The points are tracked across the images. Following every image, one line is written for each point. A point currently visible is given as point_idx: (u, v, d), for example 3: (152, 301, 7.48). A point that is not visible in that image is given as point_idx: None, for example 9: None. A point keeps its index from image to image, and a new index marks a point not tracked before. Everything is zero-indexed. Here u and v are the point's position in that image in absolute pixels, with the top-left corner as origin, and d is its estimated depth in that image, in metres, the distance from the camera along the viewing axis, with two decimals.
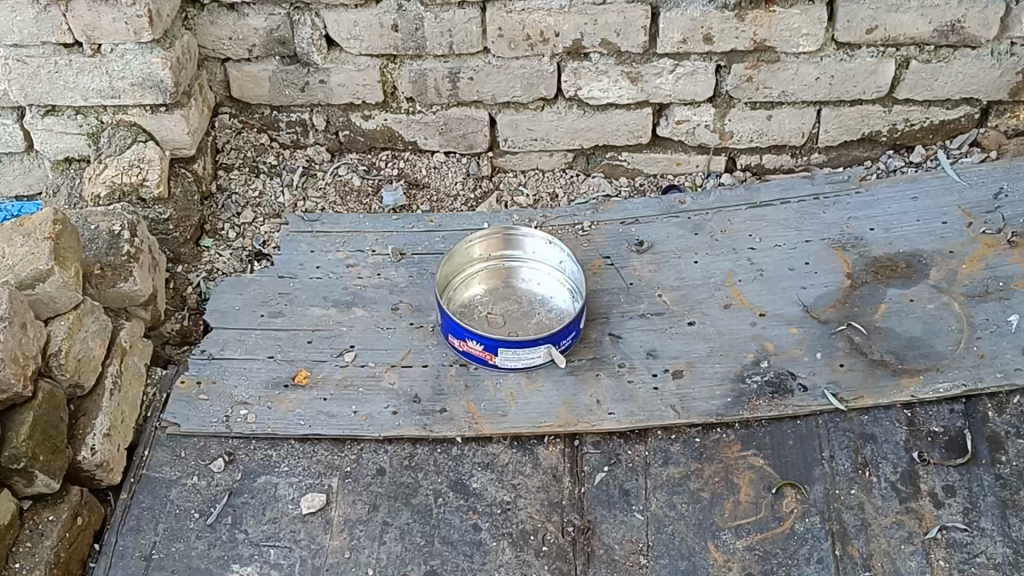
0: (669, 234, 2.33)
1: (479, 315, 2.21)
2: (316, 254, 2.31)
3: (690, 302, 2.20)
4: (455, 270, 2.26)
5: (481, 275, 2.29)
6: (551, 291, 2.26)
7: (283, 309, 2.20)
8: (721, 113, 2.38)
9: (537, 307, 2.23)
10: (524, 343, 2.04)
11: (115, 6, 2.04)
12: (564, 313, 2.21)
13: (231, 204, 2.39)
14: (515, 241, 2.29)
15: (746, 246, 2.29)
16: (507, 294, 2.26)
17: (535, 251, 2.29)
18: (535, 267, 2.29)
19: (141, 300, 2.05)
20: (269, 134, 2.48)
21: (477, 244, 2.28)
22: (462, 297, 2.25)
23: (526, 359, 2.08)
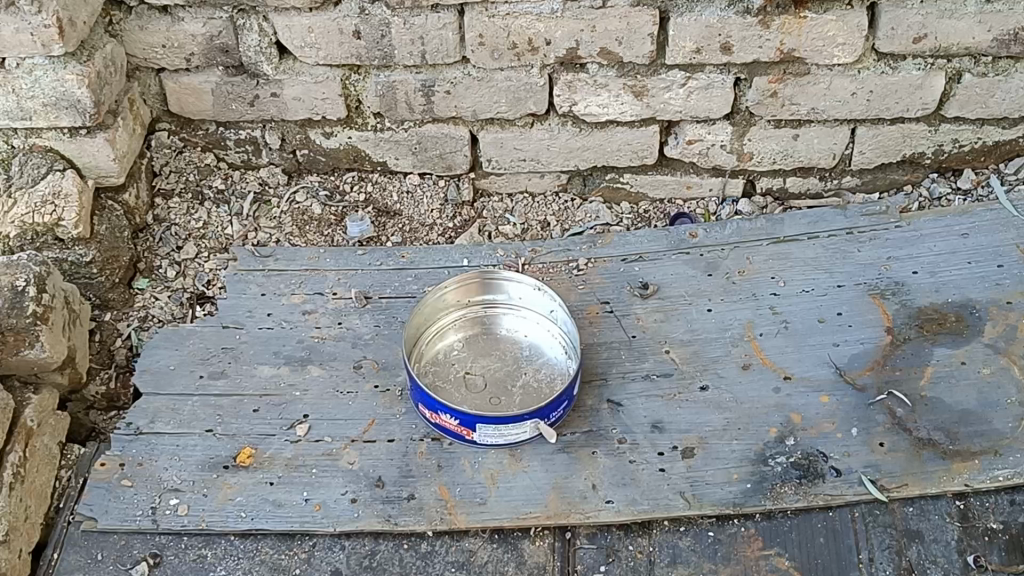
0: (679, 274, 2.01)
1: (455, 375, 1.89)
2: (267, 300, 1.99)
3: (702, 361, 1.89)
4: (427, 320, 1.95)
5: (458, 324, 1.97)
6: (542, 343, 1.94)
7: (227, 368, 1.89)
8: (740, 131, 2.04)
9: (525, 363, 1.91)
10: (506, 419, 1.73)
11: (16, 14, 1.69)
12: (557, 372, 1.89)
13: (170, 237, 2.06)
14: (497, 285, 1.97)
15: (768, 291, 1.96)
16: (490, 346, 1.94)
17: (521, 297, 1.97)
18: (521, 315, 1.97)
19: (54, 366, 1.73)
20: (215, 153, 2.15)
21: (452, 290, 1.96)
22: (436, 352, 1.94)
23: (509, 435, 1.76)
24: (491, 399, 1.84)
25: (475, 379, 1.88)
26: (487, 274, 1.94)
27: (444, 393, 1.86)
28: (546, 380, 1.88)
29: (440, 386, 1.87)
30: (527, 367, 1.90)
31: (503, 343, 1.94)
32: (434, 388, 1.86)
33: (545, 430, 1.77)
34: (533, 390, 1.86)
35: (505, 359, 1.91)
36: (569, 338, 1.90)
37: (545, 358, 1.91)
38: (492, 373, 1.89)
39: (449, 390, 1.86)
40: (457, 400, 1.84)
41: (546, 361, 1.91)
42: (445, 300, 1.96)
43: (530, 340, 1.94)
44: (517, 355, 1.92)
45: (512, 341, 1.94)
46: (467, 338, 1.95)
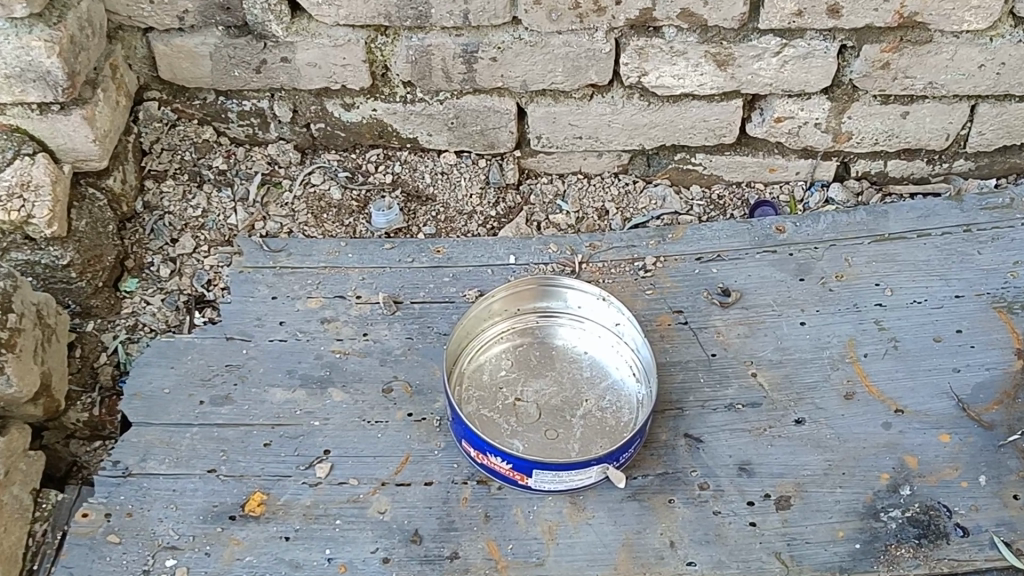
0: (764, 278, 1.70)
1: (503, 401, 1.59)
2: (279, 306, 1.69)
3: (795, 388, 1.59)
4: (470, 332, 1.64)
5: (506, 337, 1.67)
6: (607, 362, 1.64)
7: (233, 392, 1.59)
8: (839, 107, 1.72)
9: (586, 386, 1.61)
10: (570, 466, 1.44)
11: None
12: (625, 399, 1.59)
13: (163, 227, 1.75)
14: (554, 291, 1.67)
15: (872, 301, 1.67)
16: (543, 363, 1.64)
17: (581, 305, 1.67)
18: (580, 327, 1.68)
19: (25, 399, 1.44)
20: (215, 126, 1.84)
21: (501, 297, 1.66)
22: (479, 370, 1.63)
23: (570, 482, 1.47)
24: (547, 431, 1.55)
25: (528, 406, 1.58)
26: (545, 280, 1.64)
27: (491, 423, 1.56)
28: (612, 408, 1.58)
29: (487, 414, 1.57)
30: (589, 391, 1.60)
31: (559, 361, 1.64)
32: (479, 417, 1.57)
33: (613, 475, 1.49)
34: (597, 421, 1.56)
35: (562, 380, 1.61)
36: (642, 358, 1.61)
37: (610, 380, 1.62)
38: (547, 398, 1.59)
39: (497, 420, 1.56)
40: (507, 432, 1.55)
41: (611, 385, 1.61)
42: (493, 308, 1.65)
43: (592, 357, 1.65)
44: (576, 376, 1.62)
45: (570, 358, 1.65)
46: (516, 353, 1.65)
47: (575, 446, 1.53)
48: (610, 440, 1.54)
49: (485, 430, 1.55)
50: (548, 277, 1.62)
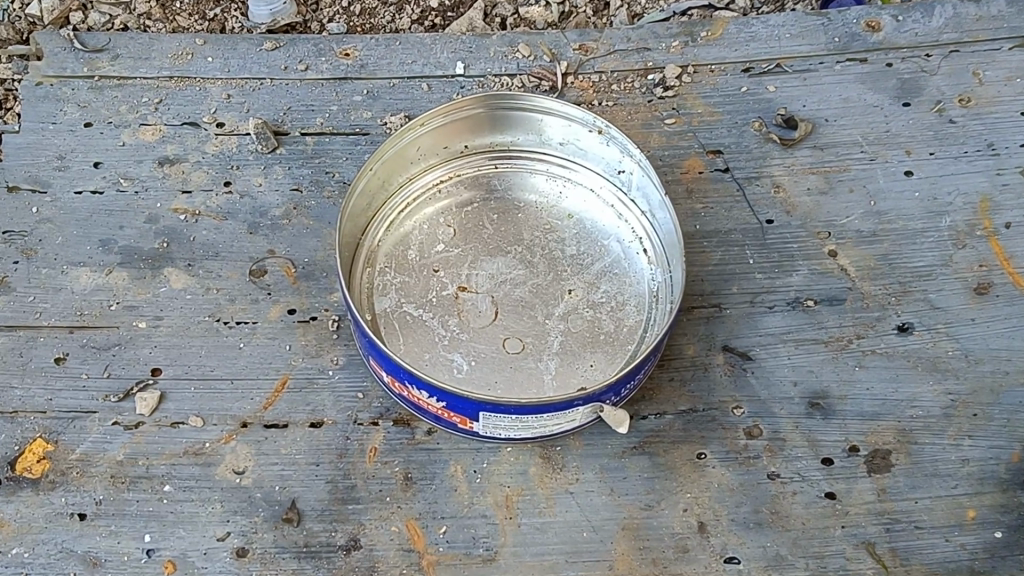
0: (848, 101, 1.10)
1: (437, 293, 1.00)
2: (95, 138, 1.09)
3: (896, 277, 1.02)
4: (387, 182, 1.05)
5: (444, 191, 1.08)
6: (603, 231, 1.06)
7: (10, 276, 1.01)
8: None
9: (570, 269, 1.02)
10: (541, 408, 0.87)
11: None
12: (630, 291, 1.01)
13: None
14: (521, 120, 1.07)
15: (1016, 140, 1.08)
16: (502, 232, 1.05)
17: (561, 143, 1.08)
18: (560, 178, 1.09)
19: None
20: None
21: (438, 127, 1.05)
22: (401, 242, 1.05)
23: (539, 428, 0.91)
24: (506, 344, 0.97)
25: (478, 302, 1.00)
26: (507, 101, 1.04)
27: (419, 329, 0.98)
28: (608, 305, 1.00)
29: (411, 316, 0.99)
30: (574, 278, 1.02)
31: (527, 229, 1.06)
32: (399, 318, 0.99)
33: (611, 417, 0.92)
34: (585, 327, 0.99)
35: (531, 259, 1.03)
36: (661, 226, 1.02)
37: (607, 260, 1.03)
38: (508, 289, 1.01)
39: (428, 323, 0.98)
40: (444, 345, 0.97)
41: (609, 268, 1.03)
42: (424, 147, 1.06)
43: (580, 224, 1.06)
44: (553, 252, 1.04)
45: (544, 224, 1.06)
46: (460, 216, 1.07)
47: (551, 368, 0.95)
48: (605, 357, 0.97)
49: (407, 340, 0.97)
50: (512, 95, 1.02)
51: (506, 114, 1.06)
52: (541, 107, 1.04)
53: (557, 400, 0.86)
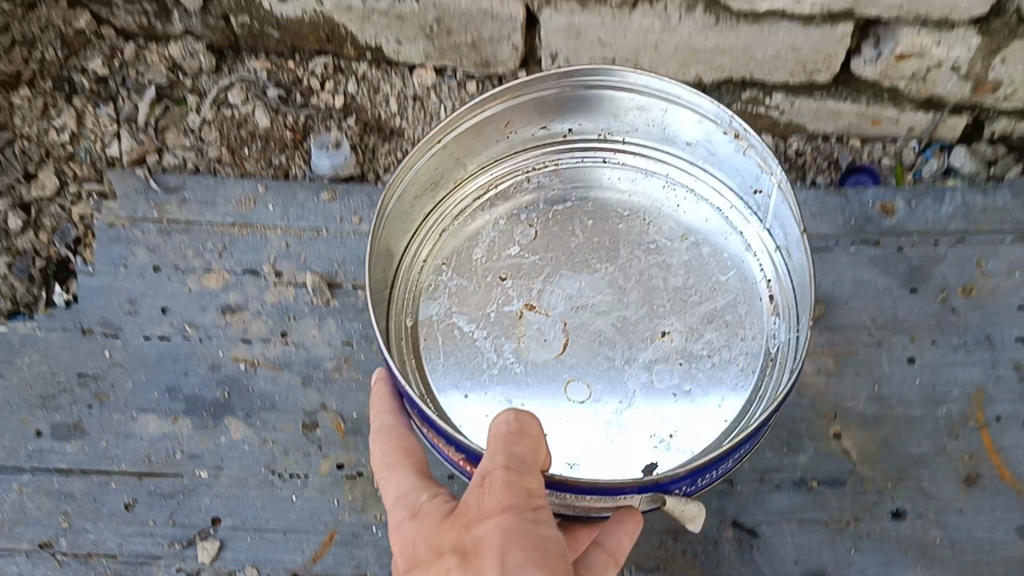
0: (861, 285, 1.19)
1: (498, 309, 1.00)
2: (163, 283, 1.17)
3: (894, 462, 1.10)
4: (435, 181, 1.07)
5: (519, 188, 1.11)
6: (715, 254, 1.04)
7: (85, 420, 1.10)
8: (990, 48, 1.19)
9: (673, 304, 1.00)
10: (598, 491, 0.75)
11: None
12: (752, 335, 0.99)
13: (14, 163, 1.25)
14: (618, 101, 1.04)
15: (1012, 335, 1.16)
16: (594, 238, 1.05)
17: (691, 141, 1.06)
18: (675, 189, 1.09)
19: None
20: (90, 12, 1.26)
21: (518, 109, 1.04)
22: (466, 244, 1.07)
23: (590, 506, 0.79)
24: (569, 386, 0.96)
25: (545, 329, 0.99)
26: (587, 77, 1.00)
27: (468, 349, 0.99)
28: (709, 360, 0.97)
29: (458, 330, 1.00)
30: (672, 318, 0.99)
31: (625, 248, 1.04)
32: (442, 329, 1.01)
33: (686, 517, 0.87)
34: (673, 384, 0.96)
35: (622, 284, 1.02)
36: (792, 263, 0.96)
37: (719, 302, 1.01)
38: (592, 321, 0.99)
39: (481, 345, 0.99)
40: (493, 373, 0.97)
41: (719, 311, 1.00)
42: (489, 131, 1.06)
43: (692, 248, 1.05)
44: (652, 282, 1.02)
45: (645, 230, 1.06)
46: (548, 218, 1.08)
47: (616, 432, 0.93)
48: (680, 425, 0.93)
49: (447, 361, 0.98)
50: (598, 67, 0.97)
51: (586, 95, 1.04)
52: (625, 85, 1.00)
53: (608, 483, 0.74)
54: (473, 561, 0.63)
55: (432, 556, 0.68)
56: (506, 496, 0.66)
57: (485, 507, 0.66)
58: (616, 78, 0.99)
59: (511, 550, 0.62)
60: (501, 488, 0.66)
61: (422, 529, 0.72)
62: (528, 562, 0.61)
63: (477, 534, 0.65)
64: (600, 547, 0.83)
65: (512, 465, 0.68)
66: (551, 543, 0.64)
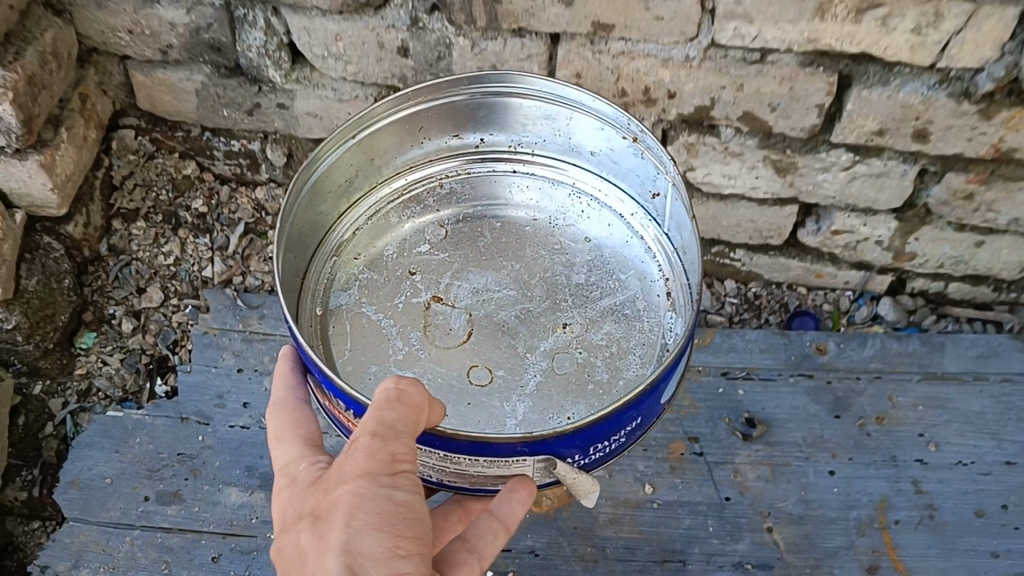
0: (795, 409, 1.49)
1: (405, 300, 1.08)
2: (244, 381, 1.47)
3: (813, 552, 1.37)
4: (351, 180, 1.15)
5: (444, 189, 1.22)
6: (615, 258, 1.14)
7: (182, 489, 1.39)
8: (906, 228, 1.52)
9: (572, 300, 1.09)
10: (478, 449, 0.82)
11: None
12: (642, 336, 1.06)
13: (128, 277, 1.56)
14: (522, 112, 1.14)
15: (913, 456, 1.45)
16: (502, 240, 1.16)
17: (594, 154, 1.16)
18: (582, 203, 1.19)
19: None
20: (198, 161, 1.60)
21: (427, 114, 1.12)
22: (370, 245, 1.16)
23: (484, 470, 0.85)
24: (473, 371, 1.02)
25: (452, 318, 1.06)
26: (490, 84, 1.09)
27: (372, 331, 1.06)
28: (607, 353, 1.04)
29: (366, 319, 1.07)
30: (573, 310, 1.08)
31: (529, 247, 1.15)
32: (354, 318, 1.08)
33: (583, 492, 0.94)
34: (572, 370, 1.03)
35: (526, 280, 1.11)
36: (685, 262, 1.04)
37: (619, 298, 1.10)
38: (490, 309, 1.07)
39: (389, 332, 1.06)
40: (398, 359, 1.03)
41: (617, 308, 1.09)
42: (403, 138, 1.16)
43: (595, 251, 1.15)
44: (557, 280, 1.11)
45: (551, 234, 1.16)
46: (456, 229, 1.17)
47: (514, 411, 0.99)
48: (583, 409, 0.99)
49: (355, 346, 1.05)
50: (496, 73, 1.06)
51: (489, 103, 1.12)
52: (523, 89, 1.09)
53: (482, 437, 0.80)
54: (326, 524, 0.76)
55: (293, 515, 0.80)
56: (366, 460, 0.77)
57: (351, 464, 0.78)
58: (520, 86, 1.09)
59: (360, 508, 0.76)
60: (363, 450, 0.78)
61: (292, 495, 0.83)
62: (372, 531, 0.75)
63: (336, 492, 0.77)
64: (493, 513, 0.89)
65: (380, 431, 0.78)
66: (401, 508, 0.77)
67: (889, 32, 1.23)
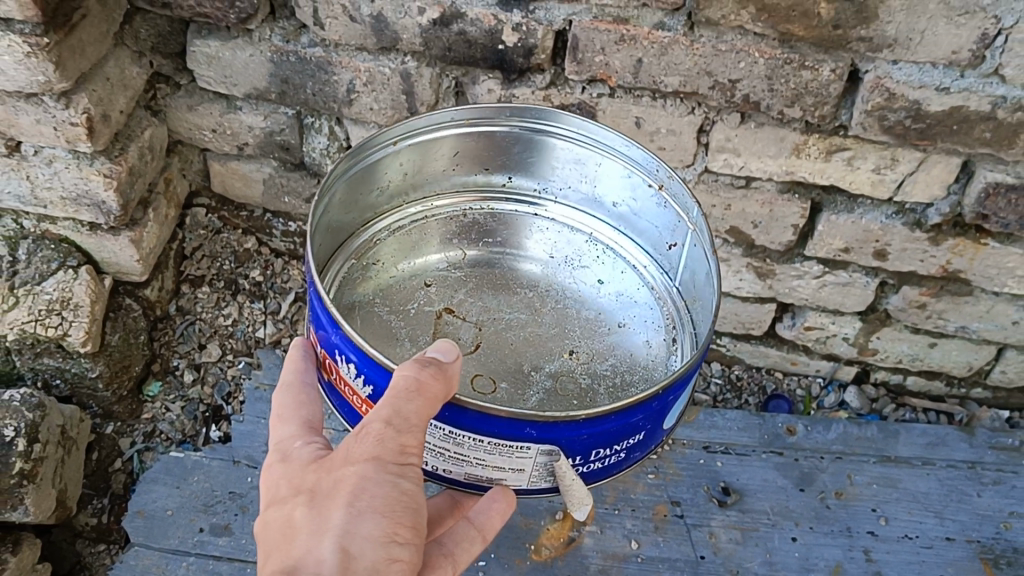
0: (766, 482, 1.69)
1: (419, 308, 1.17)
2: None
3: None
4: (378, 188, 1.21)
5: (465, 220, 1.30)
6: (617, 309, 1.22)
7: (232, 523, 1.57)
8: (869, 328, 1.75)
9: (579, 327, 1.19)
10: (487, 424, 0.83)
11: (39, 107, 1.39)
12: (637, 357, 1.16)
13: (192, 333, 1.77)
14: (552, 154, 1.24)
15: (865, 528, 1.63)
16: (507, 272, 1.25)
17: (616, 203, 1.26)
18: (596, 248, 1.29)
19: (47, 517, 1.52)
20: (257, 237, 1.85)
21: (467, 143, 1.22)
22: (393, 259, 1.23)
23: (484, 459, 0.87)
24: (477, 381, 1.09)
25: (462, 328, 1.15)
26: (531, 121, 1.18)
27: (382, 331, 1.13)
28: (609, 378, 1.12)
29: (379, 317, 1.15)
30: (576, 329, 1.18)
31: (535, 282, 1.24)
32: (367, 319, 1.14)
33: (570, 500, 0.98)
34: (574, 393, 1.10)
35: (537, 307, 1.20)
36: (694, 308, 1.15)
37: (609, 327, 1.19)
38: (501, 326, 1.16)
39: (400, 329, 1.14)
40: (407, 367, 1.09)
41: (616, 339, 1.18)
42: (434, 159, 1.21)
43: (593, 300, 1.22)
44: (567, 311, 1.20)
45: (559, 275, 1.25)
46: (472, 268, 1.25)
47: None
48: None
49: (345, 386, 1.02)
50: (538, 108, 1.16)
51: (526, 137, 1.21)
52: (559, 129, 1.19)
53: (496, 412, 0.82)
54: (329, 500, 0.84)
55: (295, 486, 0.87)
56: (375, 446, 0.83)
57: (362, 448, 0.84)
58: (557, 124, 1.19)
59: (366, 489, 0.83)
60: (373, 435, 0.83)
61: (291, 470, 0.89)
62: (374, 514, 0.83)
63: (343, 471, 0.84)
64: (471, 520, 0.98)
65: (393, 420, 0.82)
66: (406, 495, 0.84)
67: (854, 170, 1.46)
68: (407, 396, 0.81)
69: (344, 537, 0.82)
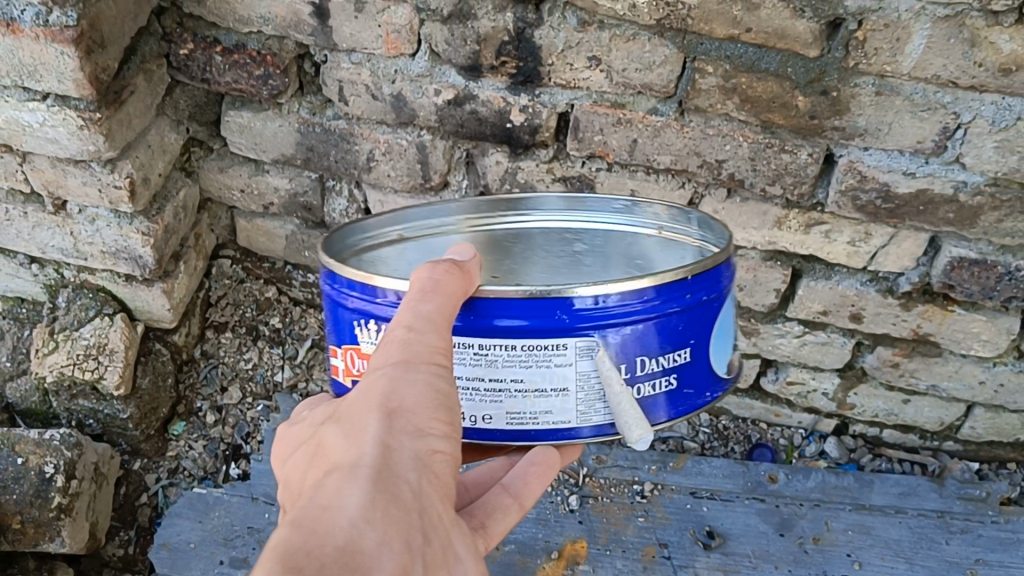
0: (748, 526, 1.81)
1: None
2: None
3: None
4: None
5: None
6: None
7: (250, 556, 1.67)
8: (847, 384, 1.88)
9: None
10: (523, 312, 0.94)
11: (87, 170, 1.52)
12: None
13: (215, 376, 1.90)
14: None
15: (840, 572, 1.73)
16: None
17: None
18: None
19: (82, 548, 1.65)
20: (278, 287, 1.97)
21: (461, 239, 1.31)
22: None
23: (524, 371, 0.97)
24: None
25: None
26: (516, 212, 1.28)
27: None
28: None
29: None
30: None
31: None
32: None
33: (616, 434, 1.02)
34: None
35: None
36: None
37: None
38: None
39: None
40: None
41: None
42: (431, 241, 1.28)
43: None
44: None
45: None
46: None
47: None
48: None
49: None
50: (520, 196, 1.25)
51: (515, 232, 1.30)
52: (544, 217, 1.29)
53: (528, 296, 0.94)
54: (357, 409, 0.89)
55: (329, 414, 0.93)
56: (402, 351, 0.91)
57: (388, 356, 0.91)
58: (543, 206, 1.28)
59: (398, 389, 0.89)
60: (400, 339, 0.91)
61: (320, 412, 0.95)
62: (412, 397, 0.89)
63: (374, 379, 0.91)
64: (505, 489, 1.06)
65: (415, 325, 0.91)
66: (436, 389, 0.90)
67: (832, 242, 1.59)
68: (431, 286, 0.93)
69: (387, 430, 0.86)
